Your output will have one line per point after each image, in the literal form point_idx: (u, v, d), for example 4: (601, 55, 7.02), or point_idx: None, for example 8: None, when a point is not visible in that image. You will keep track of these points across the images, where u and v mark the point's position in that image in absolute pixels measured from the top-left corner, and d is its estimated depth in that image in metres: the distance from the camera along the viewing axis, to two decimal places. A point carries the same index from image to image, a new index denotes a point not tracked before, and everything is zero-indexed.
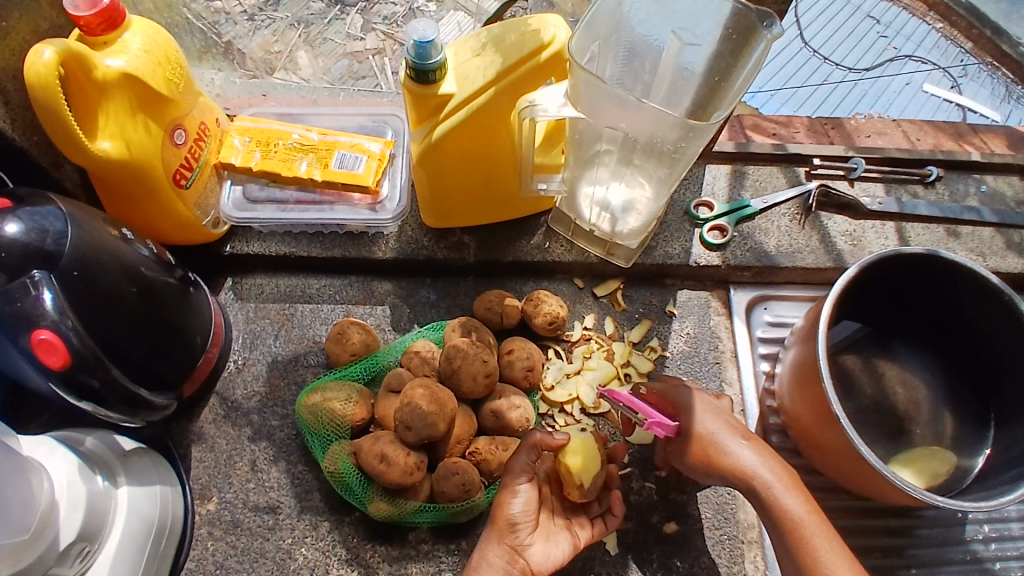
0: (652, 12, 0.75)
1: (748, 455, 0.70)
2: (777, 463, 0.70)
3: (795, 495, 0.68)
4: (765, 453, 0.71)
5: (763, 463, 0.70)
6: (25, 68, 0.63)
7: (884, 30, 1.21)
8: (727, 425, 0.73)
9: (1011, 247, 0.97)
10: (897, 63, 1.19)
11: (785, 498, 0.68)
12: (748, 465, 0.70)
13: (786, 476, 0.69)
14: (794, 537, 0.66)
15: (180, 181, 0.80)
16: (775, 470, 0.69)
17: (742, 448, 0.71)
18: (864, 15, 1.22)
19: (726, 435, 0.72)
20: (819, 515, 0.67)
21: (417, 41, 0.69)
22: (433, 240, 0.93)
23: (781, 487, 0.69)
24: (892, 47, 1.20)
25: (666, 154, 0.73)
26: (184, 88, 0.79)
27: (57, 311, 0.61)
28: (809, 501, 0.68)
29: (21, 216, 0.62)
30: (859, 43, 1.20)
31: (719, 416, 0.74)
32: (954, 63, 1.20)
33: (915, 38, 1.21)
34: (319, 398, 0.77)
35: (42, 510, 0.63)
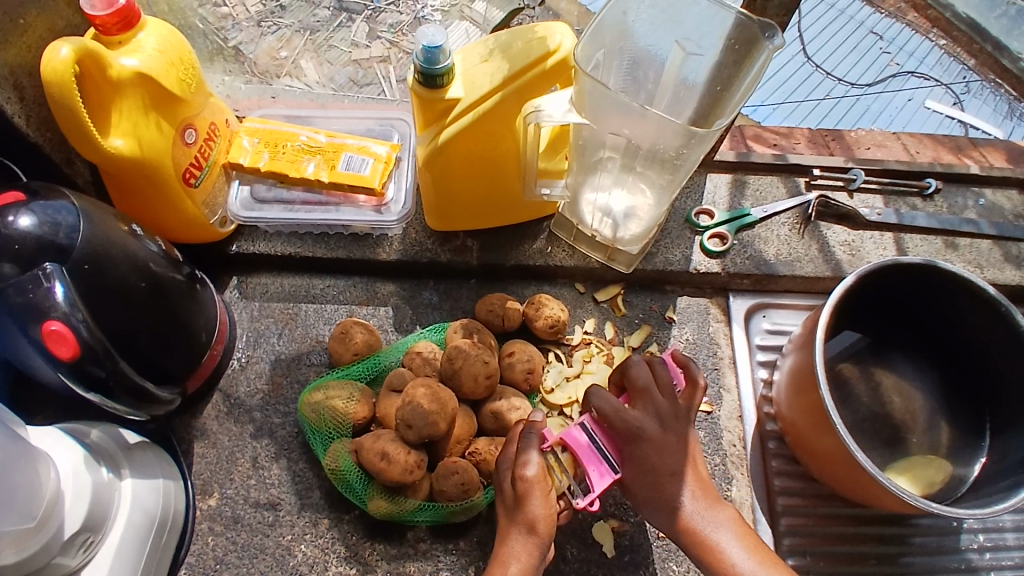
0: (657, 23, 0.77)
1: (691, 507, 0.71)
2: (719, 511, 0.71)
3: (740, 544, 0.69)
4: (710, 502, 0.72)
5: (705, 514, 0.71)
6: (42, 64, 0.64)
7: (886, 46, 1.21)
8: (677, 479, 0.71)
9: (1008, 259, 0.98)
10: (899, 80, 1.20)
11: (730, 548, 0.69)
12: (694, 518, 0.70)
13: (730, 522, 0.71)
14: None
15: (189, 179, 0.81)
16: (721, 520, 0.70)
17: (685, 500, 0.71)
18: (868, 30, 1.22)
19: (671, 488, 0.71)
20: (767, 563, 0.68)
21: (426, 46, 0.70)
22: (437, 243, 0.94)
23: (726, 538, 0.69)
24: (895, 63, 1.20)
25: (668, 161, 0.75)
26: (196, 89, 0.80)
27: (68, 304, 0.62)
28: (755, 548, 0.69)
29: (34, 210, 0.63)
30: (862, 58, 1.20)
31: (672, 465, 0.71)
32: (956, 81, 1.19)
33: (919, 54, 1.20)
34: (322, 396, 0.78)
35: (47, 500, 0.63)
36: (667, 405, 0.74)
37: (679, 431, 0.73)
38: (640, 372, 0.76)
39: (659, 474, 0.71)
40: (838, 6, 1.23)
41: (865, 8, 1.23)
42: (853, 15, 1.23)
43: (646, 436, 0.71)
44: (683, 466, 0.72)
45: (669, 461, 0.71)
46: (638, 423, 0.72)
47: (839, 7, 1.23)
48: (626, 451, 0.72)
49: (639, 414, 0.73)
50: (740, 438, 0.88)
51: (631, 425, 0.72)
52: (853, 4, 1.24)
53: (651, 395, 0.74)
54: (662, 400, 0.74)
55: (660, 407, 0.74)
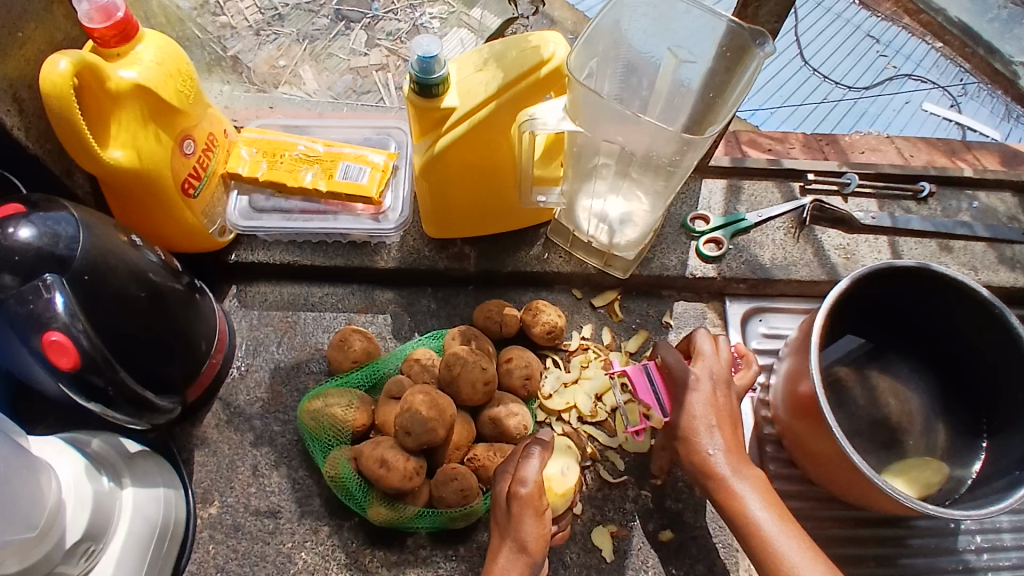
0: (649, 31, 0.78)
1: (722, 459, 0.72)
2: (746, 465, 0.73)
3: (760, 498, 0.70)
4: (739, 457, 0.73)
5: (733, 467, 0.72)
6: (41, 77, 0.65)
7: (883, 49, 1.21)
8: (713, 430, 0.73)
9: (1002, 261, 0.99)
10: (896, 83, 1.20)
11: (751, 502, 0.70)
12: (722, 469, 0.72)
13: (753, 479, 0.71)
14: (759, 545, 0.68)
15: (188, 189, 0.82)
16: (748, 476, 0.71)
17: (716, 452, 0.72)
18: (864, 34, 1.22)
19: (704, 439, 0.73)
20: (785, 522, 0.68)
21: (421, 56, 0.71)
22: (435, 250, 0.94)
23: (750, 491, 0.70)
24: (892, 66, 1.20)
25: (662, 168, 0.75)
26: (194, 100, 0.81)
27: (68, 314, 0.63)
28: (775, 505, 0.70)
29: (34, 221, 0.64)
30: (859, 61, 1.21)
31: (710, 416, 0.74)
32: (953, 83, 1.20)
33: (915, 57, 1.20)
34: (321, 404, 0.79)
35: (49, 509, 0.64)
36: (723, 369, 0.77)
37: (728, 394, 0.76)
38: (703, 340, 0.80)
39: (698, 422, 0.74)
40: (833, 9, 1.23)
41: (861, 11, 1.23)
42: (848, 19, 1.23)
43: (698, 390, 0.75)
44: (719, 419, 0.74)
45: (709, 412, 0.74)
46: (693, 376, 0.76)
47: (834, 10, 1.23)
48: (678, 401, 0.76)
49: (696, 369, 0.76)
50: None
51: (686, 378, 0.76)
52: (848, 7, 1.24)
53: (709, 357, 0.77)
54: (719, 364, 0.77)
55: (715, 368, 0.77)
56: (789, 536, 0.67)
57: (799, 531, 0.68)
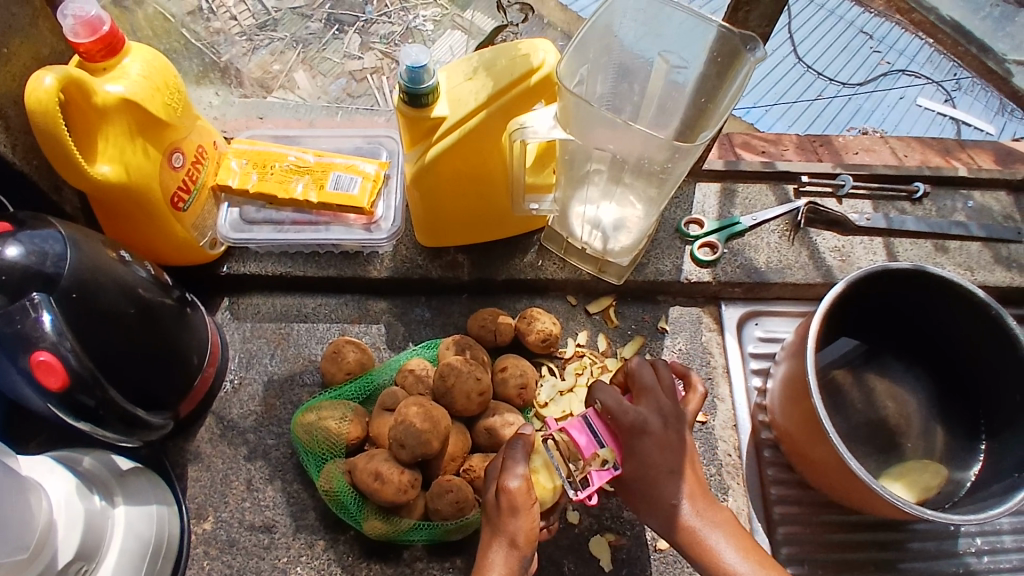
0: (641, 35, 0.77)
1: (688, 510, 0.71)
2: (716, 513, 0.72)
3: (735, 546, 0.70)
4: (706, 503, 0.72)
5: (700, 515, 0.71)
6: (26, 94, 0.64)
7: (876, 45, 1.19)
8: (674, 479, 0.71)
9: (998, 260, 0.99)
10: (890, 78, 1.19)
11: (727, 552, 0.70)
12: (690, 520, 0.71)
13: (724, 523, 0.72)
14: None
15: (178, 203, 0.81)
16: (716, 523, 0.71)
17: (682, 504, 0.71)
18: (858, 30, 1.19)
19: (668, 491, 0.71)
20: (761, 565, 0.69)
21: (409, 66, 0.70)
22: (428, 259, 0.94)
23: (722, 543, 0.70)
24: (885, 62, 1.18)
25: (655, 174, 0.75)
26: (183, 113, 0.80)
27: (56, 333, 0.62)
28: (750, 551, 0.70)
29: (21, 239, 0.63)
30: (853, 58, 1.19)
31: (669, 464, 0.71)
32: (946, 78, 1.18)
33: (909, 52, 1.18)
34: (314, 417, 0.78)
35: (39, 531, 0.63)
36: (669, 403, 0.74)
37: (679, 430, 0.74)
38: (644, 372, 0.75)
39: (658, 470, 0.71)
40: (827, 6, 1.20)
41: (855, 7, 1.20)
42: (842, 16, 1.20)
43: (649, 432, 0.71)
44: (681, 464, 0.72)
45: (666, 459, 0.71)
46: (638, 416, 0.71)
47: (828, 7, 1.20)
48: (628, 444, 0.71)
49: (644, 410, 0.72)
50: (735, 448, 0.88)
51: (633, 421, 0.71)
52: (842, 3, 1.20)
53: (656, 395, 0.74)
54: (664, 399, 0.74)
55: (662, 407, 0.73)
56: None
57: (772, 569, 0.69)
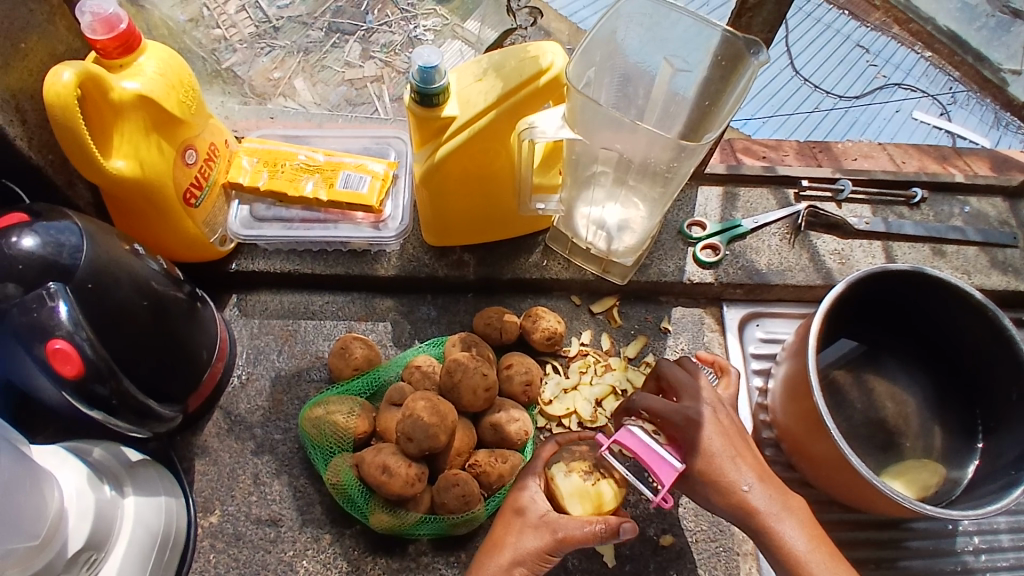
0: (645, 40, 0.79)
1: (757, 494, 0.69)
2: (775, 492, 0.70)
3: (801, 530, 0.68)
4: (775, 489, 0.70)
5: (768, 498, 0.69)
6: (45, 88, 0.65)
7: (872, 59, 1.21)
8: (732, 461, 0.70)
9: (995, 264, 1.01)
10: (886, 92, 1.22)
11: (791, 533, 0.67)
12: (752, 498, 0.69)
13: (795, 512, 0.69)
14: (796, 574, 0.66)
15: (190, 200, 0.82)
16: (783, 506, 0.69)
17: (751, 485, 0.70)
18: (854, 44, 1.22)
19: (730, 474, 0.70)
20: (823, 550, 0.67)
21: (421, 67, 0.72)
22: (434, 258, 0.95)
23: (785, 523, 0.68)
24: (882, 75, 1.21)
25: (660, 175, 0.76)
26: (196, 111, 0.82)
27: (72, 322, 0.63)
28: (818, 537, 0.68)
29: (37, 231, 0.64)
30: (850, 70, 1.21)
31: (723, 449, 0.71)
32: (943, 92, 1.21)
33: (905, 65, 1.21)
34: (322, 412, 0.79)
35: (50, 519, 0.64)
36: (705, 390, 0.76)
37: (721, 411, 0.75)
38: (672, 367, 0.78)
39: (720, 454, 0.71)
40: (824, 20, 1.22)
41: (851, 21, 1.22)
42: (838, 29, 1.22)
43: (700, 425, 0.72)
44: (740, 450, 0.72)
45: (718, 445, 0.71)
46: (687, 408, 0.73)
47: (825, 20, 1.22)
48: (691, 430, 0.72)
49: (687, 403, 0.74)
50: None
51: (685, 413, 0.73)
52: (839, 16, 1.22)
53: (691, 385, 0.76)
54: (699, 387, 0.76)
55: (700, 395, 0.75)
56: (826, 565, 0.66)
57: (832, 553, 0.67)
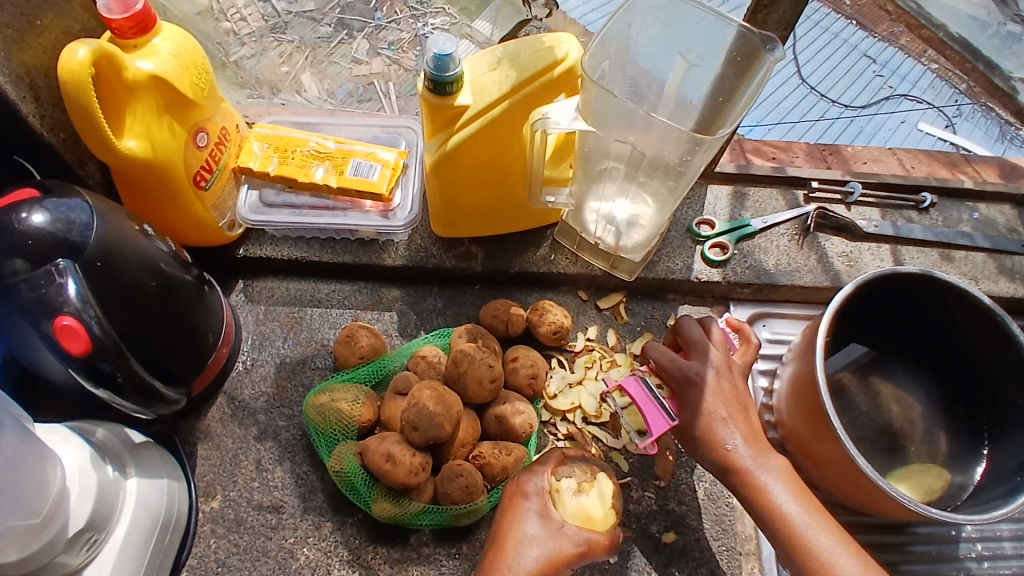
0: (658, 36, 0.79)
1: (743, 453, 0.73)
2: (769, 457, 0.73)
3: (787, 488, 0.70)
4: (759, 448, 0.73)
5: (755, 458, 0.72)
6: (59, 64, 0.65)
7: (879, 69, 1.21)
8: (728, 423, 0.74)
9: (1002, 271, 1.00)
10: (891, 102, 1.21)
11: (777, 491, 0.70)
12: (745, 462, 0.72)
13: (779, 469, 0.72)
14: (786, 534, 0.68)
15: (200, 182, 0.82)
16: (769, 464, 0.72)
17: (737, 443, 0.73)
18: (861, 53, 1.22)
19: (722, 449, 0.73)
20: (810, 509, 0.69)
21: (436, 54, 0.71)
22: (442, 249, 0.95)
23: (772, 478, 0.71)
24: (888, 86, 1.21)
25: (672, 168, 0.76)
26: (208, 94, 0.81)
27: (80, 300, 0.63)
28: (801, 495, 0.70)
29: (48, 207, 0.64)
30: (855, 81, 1.21)
31: (724, 411, 0.75)
32: (948, 104, 1.21)
33: (911, 77, 1.21)
34: (327, 399, 0.79)
35: (52, 497, 0.63)
36: (719, 353, 0.78)
37: (734, 377, 0.77)
38: (688, 325, 0.80)
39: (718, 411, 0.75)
40: (832, 29, 1.22)
41: (859, 30, 1.22)
42: (845, 38, 1.22)
43: (700, 386, 0.76)
44: (734, 411, 0.75)
45: (722, 406, 0.75)
46: (690, 370, 0.77)
47: (833, 30, 1.22)
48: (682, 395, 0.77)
49: (694, 364, 0.78)
50: None
51: (689, 375, 0.77)
52: (846, 26, 1.23)
53: (705, 347, 0.78)
54: (714, 350, 0.78)
55: (712, 358, 0.78)
56: (818, 529, 0.67)
57: (822, 517, 0.68)
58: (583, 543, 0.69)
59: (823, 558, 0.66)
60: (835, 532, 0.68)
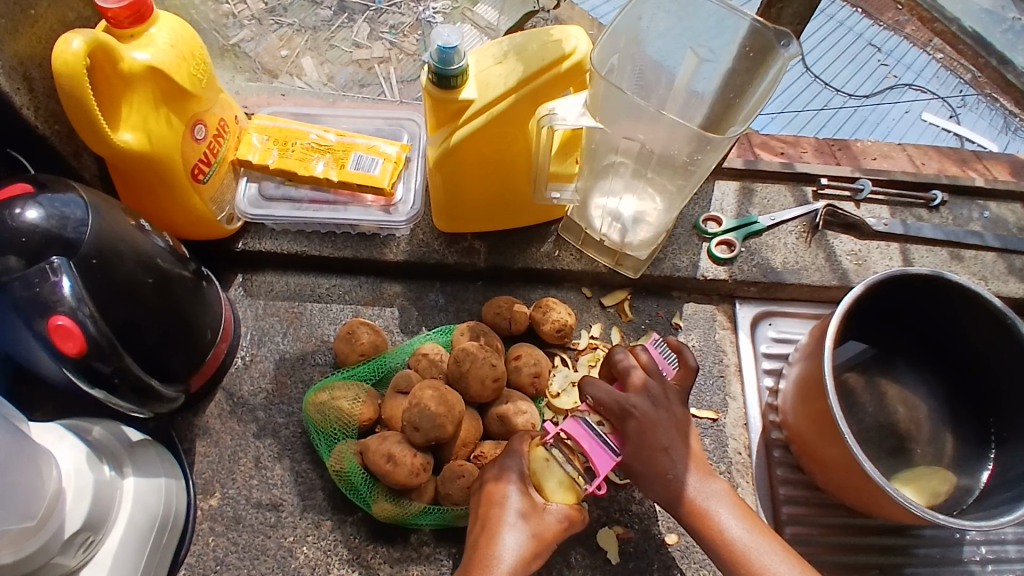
0: (669, 28, 0.77)
1: (687, 480, 0.71)
2: (712, 482, 0.72)
3: (734, 512, 0.70)
4: (703, 472, 0.72)
5: (699, 484, 0.71)
6: (53, 55, 0.63)
7: (884, 58, 1.20)
8: (670, 453, 0.71)
9: (1012, 272, 0.99)
10: (896, 92, 1.19)
11: (725, 516, 0.69)
12: (689, 490, 0.71)
13: (723, 493, 0.71)
14: (736, 562, 0.67)
15: (198, 175, 0.81)
16: (716, 489, 0.71)
17: (681, 471, 0.71)
18: (866, 43, 1.20)
19: (666, 463, 0.71)
20: (761, 534, 0.68)
21: (440, 46, 0.69)
22: (444, 244, 0.93)
23: (718, 503, 0.70)
24: (893, 75, 1.19)
25: (681, 166, 0.74)
26: (206, 85, 0.79)
27: (74, 298, 0.62)
28: (749, 517, 0.70)
29: (42, 202, 0.62)
30: (860, 70, 1.19)
31: (666, 440, 0.71)
32: (953, 94, 1.18)
33: (916, 66, 1.19)
34: (327, 396, 0.78)
35: (48, 497, 0.63)
36: (657, 384, 0.75)
37: (672, 409, 0.74)
38: (623, 358, 0.77)
39: (660, 439, 0.71)
40: (837, 18, 1.21)
41: (863, 19, 1.21)
42: (851, 27, 1.21)
43: (640, 416, 0.72)
44: (676, 440, 0.72)
45: (663, 435, 0.71)
46: (628, 401, 0.72)
47: (838, 19, 1.21)
48: (622, 427, 0.72)
49: (632, 395, 0.73)
50: (745, 446, 0.88)
51: (627, 406, 0.72)
52: (852, 15, 1.21)
53: (643, 378, 0.75)
54: (652, 381, 0.75)
55: (651, 389, 0.74)
56: (770, 552, 0.67)
57: (773, 539, 0.68)
58: (565, 518, 0.69)
59: None
60: (786, 552, 0.68)
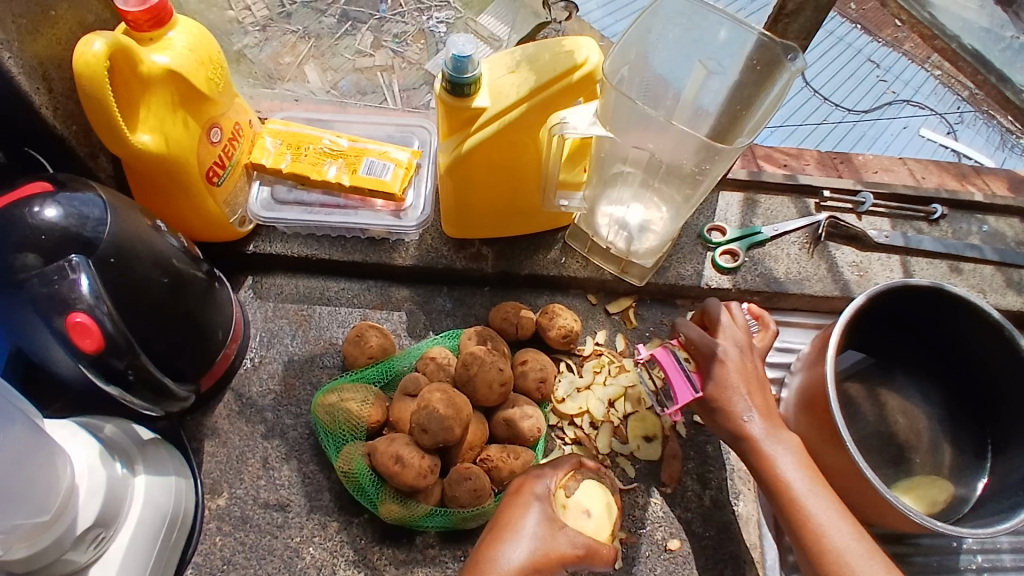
0: (678, 40, 0.78)
1: (756, 424, 0.74)
2: (781, 432, 0.74)
3: (795, 460, 0.71)
4: (773, 422, 0.74)
5: (767, 431, 0.73)
6: (75, 57, 0.64)
7: (883, 74, 1.20)
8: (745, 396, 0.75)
9: (1010, 285, 1.00)
10: (894, 107, 1.20)
11: (784, 461, 0.71)
12: (757, 435, 0.73)
13: (792, 444, 0.73)
14: (787, 508, 0.69)
15: (212, 177, 0.82)
16: (784, 438, 0.73)
17: (751, 417, 0.74)
18: (865, 58, 1.21)
19: (739, 404, 0.75)
20: (817, 484, 0.69)
21: (455, 55, 0.71)
22: (453, 250, 0.94)
23: (781, 450, 0.72)
24: (891, 91, 1.20)
25: (690, 175, 0.75)
26: (223, 89, 0.81)
27: (93, 296, 0.62)
28: (810, 468, 0.71)
29: (60, 201, 0.64)
30: (859, 85, 1.20)
31: (738, 384, 0.76)
32: (950, 110, 1.21)
33: (914, 84, 1.21)
34: (335, 399, 0.78)
35: (62, 493, 0.63)
36: (745, 336, 0.79)
37: (756, 359, 0.79)
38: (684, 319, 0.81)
39: (734, 382, 0.76)
40: (837, 33, 1.21)
41: (863, 35, 1.21)
42: (850, 43, 1.21)
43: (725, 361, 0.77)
44: (748, 383, 0.76)
45: (735, 378, 0.76)
46: (719, 347, 0.78)
47: (838, 34, 1.21)
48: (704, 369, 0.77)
49: (722, 342, 0.78)
50: None
51: (711, 352, 0.77)
52: (851, 30, 1.22)
53: (727, 327, 0.79)
54: (741, 333, 0.80)
55: (739, 340, 0.79)
56: (819, 499, 0.68)
57: (828, 494, 0.69)
58: (583, 546, 0.65)
59: (822, 529, 0.66)
60: (837, 505, 0.69)
